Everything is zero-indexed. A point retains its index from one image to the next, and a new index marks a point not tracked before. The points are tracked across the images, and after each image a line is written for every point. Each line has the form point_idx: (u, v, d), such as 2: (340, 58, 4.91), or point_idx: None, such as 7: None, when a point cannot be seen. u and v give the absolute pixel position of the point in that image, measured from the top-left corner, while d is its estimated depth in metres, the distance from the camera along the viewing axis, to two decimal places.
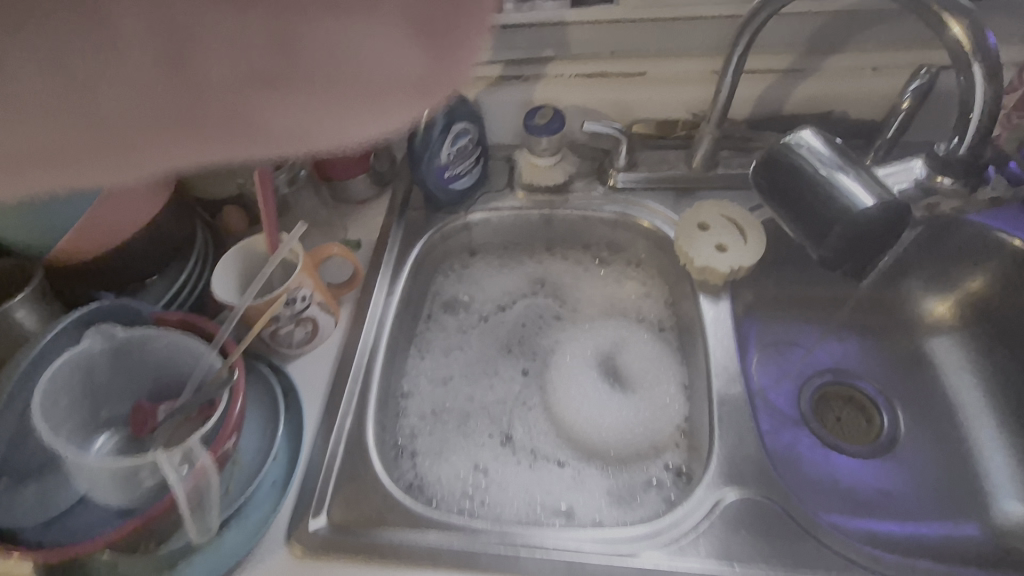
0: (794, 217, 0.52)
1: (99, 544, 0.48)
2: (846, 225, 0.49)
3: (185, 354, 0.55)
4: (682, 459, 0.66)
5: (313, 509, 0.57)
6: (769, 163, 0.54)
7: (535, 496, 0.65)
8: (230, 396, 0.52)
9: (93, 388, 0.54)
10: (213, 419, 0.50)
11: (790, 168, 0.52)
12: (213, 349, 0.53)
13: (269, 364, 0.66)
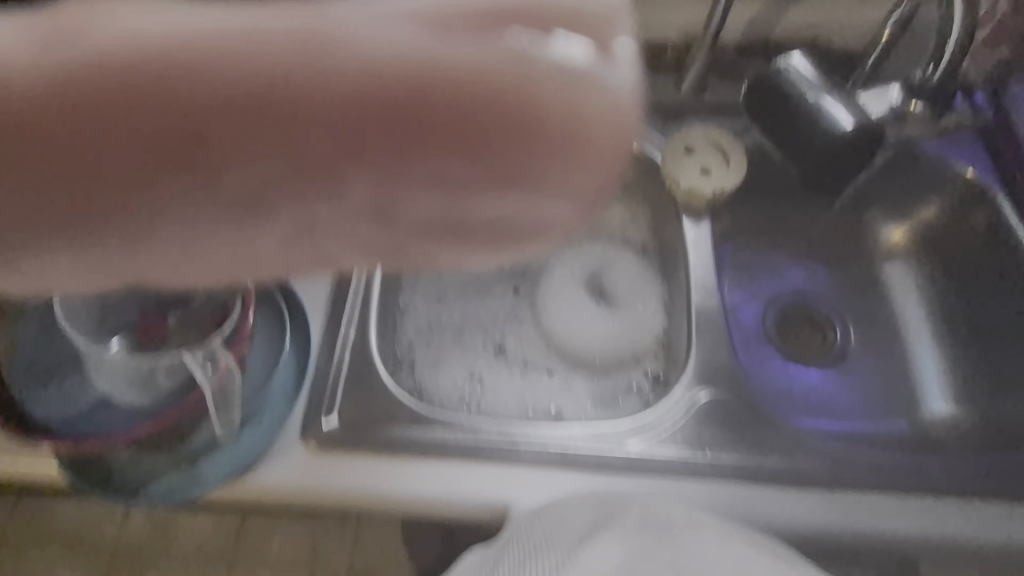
0: (780, 137, 0.57)
1: (129, 439, 0.51)
2: (825, 145, 0.54)
3: None
4: (660, 368, 0.72)
5: (325, 411, 0.61)
6: (761, 86, 0.57)
7: (527, 400, 0.71)
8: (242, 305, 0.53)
9: (103, 295, 0.55)
10: (230, 323, 0.52)
11: (781, 91, 0.56)
12: None
13: (269, 277, 0.67)
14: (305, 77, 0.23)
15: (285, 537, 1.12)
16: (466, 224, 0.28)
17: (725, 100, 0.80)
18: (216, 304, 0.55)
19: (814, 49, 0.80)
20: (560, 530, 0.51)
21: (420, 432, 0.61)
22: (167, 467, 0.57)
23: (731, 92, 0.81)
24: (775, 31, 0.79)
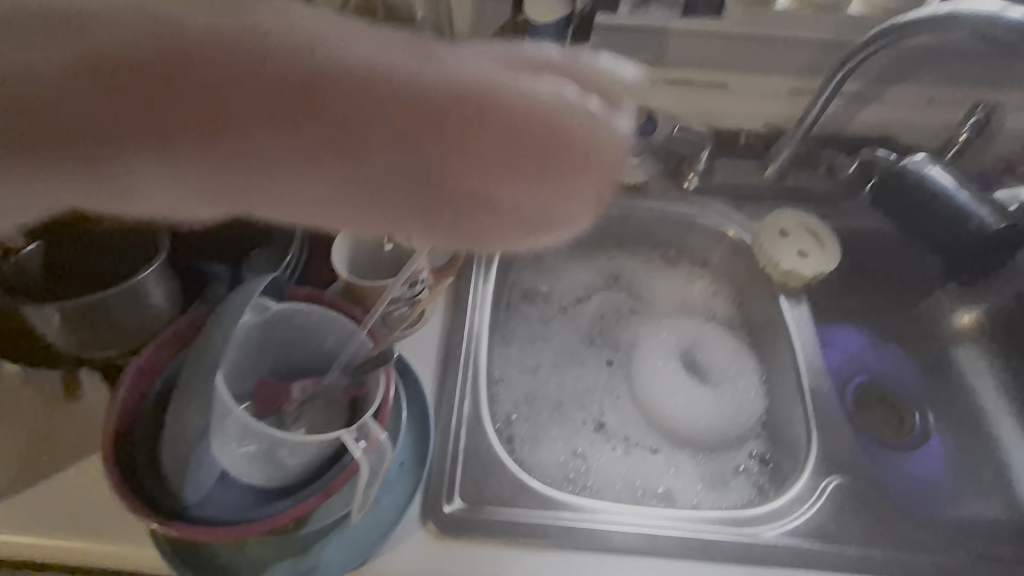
0: (924, 222, 0.74)
1: (266, 524, 0.47)
2: (946, 226, 0.72)
3: (333, 336, 0.55)
4: (765, 448, 0.72)
5: (447, 493, 0.58)
6: (895, 176, 0.77)
7: (635, 480, 0.69)
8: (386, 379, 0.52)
9: (237, 364, 0.53)
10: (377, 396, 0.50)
11: (918, 185, 0.75)
12: (365, 330, 0.54)
13: None
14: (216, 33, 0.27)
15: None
16: (466, 200, 0.30)
17: (807, 187, 0.83)
18: (352, 376, 0.53)
19: (888, 144, 0.84)
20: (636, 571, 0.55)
21: (553, 517, 0.57)
22: (278, 556, 0.52)
23: (812, 179, 0.84)
24: (853, 125, 0.84)
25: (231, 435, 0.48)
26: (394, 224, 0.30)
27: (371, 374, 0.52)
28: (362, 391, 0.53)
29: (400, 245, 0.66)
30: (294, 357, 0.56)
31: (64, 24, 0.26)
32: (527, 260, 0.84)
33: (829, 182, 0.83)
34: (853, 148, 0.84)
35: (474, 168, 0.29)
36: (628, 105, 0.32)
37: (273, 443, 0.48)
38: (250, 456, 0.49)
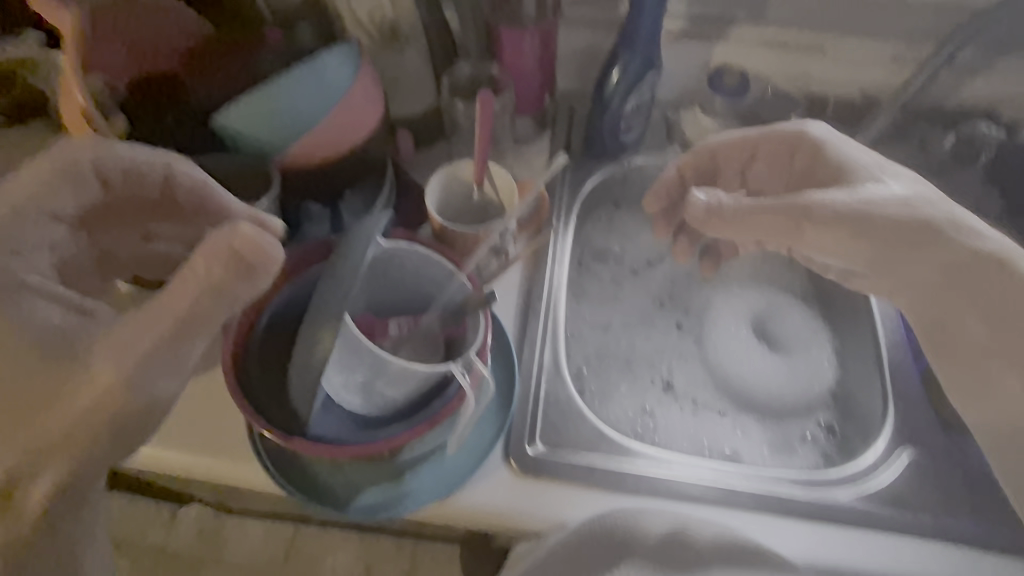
0: None
1: (374, 448, 0.49)
2: None
3: (431, 276, 0.56)
4: (833, 418, 0.72)
5: (529, 437, 0.59)
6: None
7: (702, 439, 0.70)
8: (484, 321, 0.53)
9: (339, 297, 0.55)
10: (479, 333, 0.52)
11: None
12: (464, 272, 0.55)
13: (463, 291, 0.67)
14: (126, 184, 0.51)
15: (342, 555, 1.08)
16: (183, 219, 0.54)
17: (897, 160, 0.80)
18: (450, 316, 0.55)
19: (990, 119, 0.81)
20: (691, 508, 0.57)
21: (632, 465, 0.59)
22: (371, 480, 0.55)
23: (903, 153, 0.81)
24: (955, 98, 0.80)
25: (340, 361, 0.51)
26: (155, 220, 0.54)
27: (466, 316, 0.54)
28: (459, 331, 0.55)
29: (488, 195, 0.67)
30: (389, 296, 0.58)
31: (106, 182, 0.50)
32: (600, 219, 0.83)
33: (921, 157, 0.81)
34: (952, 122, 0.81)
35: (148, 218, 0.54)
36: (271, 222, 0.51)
37: (383, 376, 0.50)
38: (358, 386, 0.51)
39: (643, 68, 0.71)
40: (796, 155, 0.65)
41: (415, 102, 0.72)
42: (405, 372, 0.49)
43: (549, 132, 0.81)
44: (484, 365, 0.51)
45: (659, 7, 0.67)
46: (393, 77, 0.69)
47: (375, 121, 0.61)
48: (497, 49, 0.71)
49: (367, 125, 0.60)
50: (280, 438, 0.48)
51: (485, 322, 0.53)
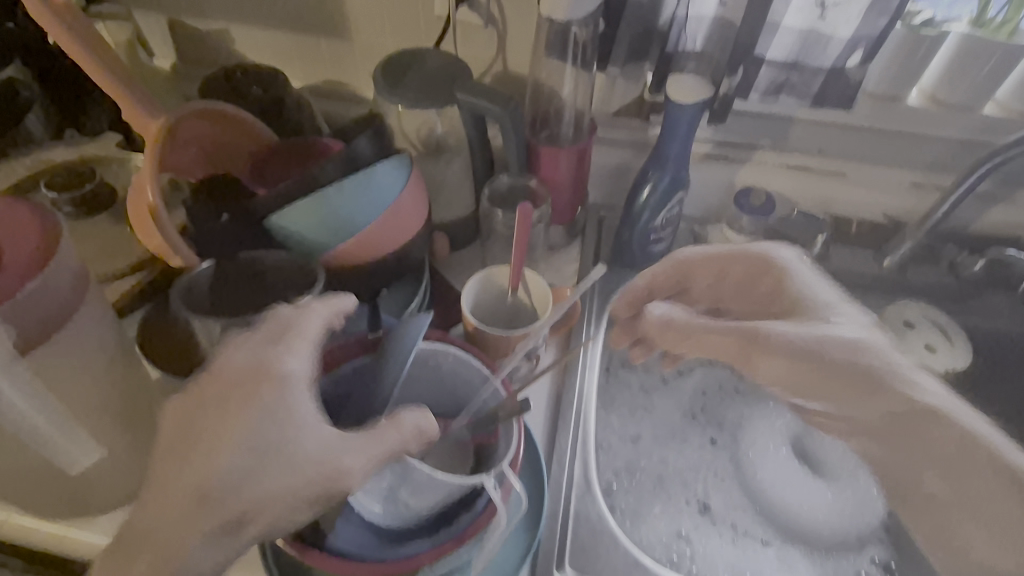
0: None
1: (398, 567, 0.46)
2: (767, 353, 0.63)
3: (463, 379, 0.56)
4: (889, 555, 0.66)
5: (557, 561, 0.55)
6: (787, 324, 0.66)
7: (745, 573, 0.63)
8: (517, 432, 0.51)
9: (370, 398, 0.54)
10: (512, 446, 0.50)
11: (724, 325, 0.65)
12: (497, 377, 0.54)
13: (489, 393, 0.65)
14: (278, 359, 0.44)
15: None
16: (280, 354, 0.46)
17: (926, 283, 0.81)
18: (481, 423, 0.53)
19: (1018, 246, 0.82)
20: None
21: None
22: None
23: (933, 275, 0.82)
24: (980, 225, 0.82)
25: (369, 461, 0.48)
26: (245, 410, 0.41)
27: (497, 426, 0.52)
28: (490, 438, 0.53)
29: (521, 299, 0.67)
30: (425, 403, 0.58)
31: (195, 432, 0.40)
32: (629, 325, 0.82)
33: (951, 279, 0.81)
34: (980, 248, 0.82)
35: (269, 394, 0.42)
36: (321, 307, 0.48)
37: (408, 484, 0.48)
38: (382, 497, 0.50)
39: (673, 187, 0.75)
40: (767, 279, 0.71)
41: (457, 205, 0.76)
42: (434, 482, 0.47)
43: (579, 241, 0.84)
44: (516, 477, 0.49)
45: (691, 135, 0.72)
46: (438, 185, 0.74)
47: (420, 222, 0.64)
48: (536, 164, 0.75)
49: (409, 232, 0.63)
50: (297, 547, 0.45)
51: (518, 431, 0.51)
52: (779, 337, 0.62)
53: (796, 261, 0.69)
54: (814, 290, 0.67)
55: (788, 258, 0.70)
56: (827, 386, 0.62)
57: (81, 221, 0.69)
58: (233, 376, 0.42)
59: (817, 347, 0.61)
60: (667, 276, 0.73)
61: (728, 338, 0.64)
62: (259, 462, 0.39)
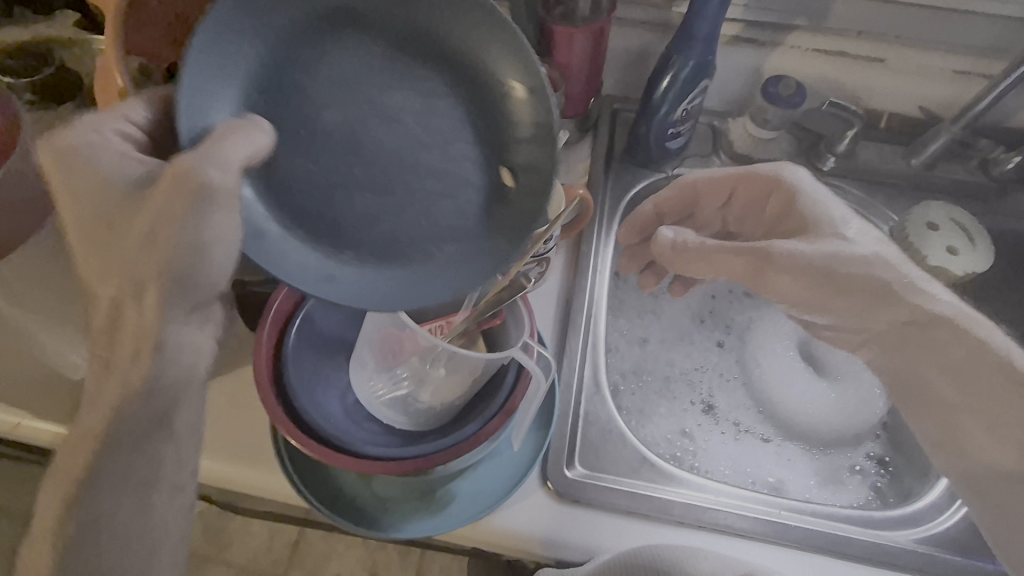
0: None
1: (420, 465, 0.46)
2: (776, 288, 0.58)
3: None
4: (883, 451, 0.68)
5: (566, 459, 0.56)
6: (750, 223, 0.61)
7: (744, 467, 0.65)
8: (525, 311, 0.52)
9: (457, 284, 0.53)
10: (525, 320, 0.52)
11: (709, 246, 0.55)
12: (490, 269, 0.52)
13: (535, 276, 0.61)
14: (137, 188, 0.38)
15: (347, 562, 1.15)
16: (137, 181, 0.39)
17: (954, 182, 0.78)
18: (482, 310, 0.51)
19: None
20: (757, 505, 0.57)
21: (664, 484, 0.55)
22: (402, 494, 0.52)
23: (961, 173, 0.78)
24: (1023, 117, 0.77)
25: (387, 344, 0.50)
26: (131, 250, 0.37)
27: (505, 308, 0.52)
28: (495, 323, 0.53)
29: None
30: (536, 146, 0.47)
31: (111, 284, 0.38)
32: None
33: (980, 177, 0.77)
34: (1018, 143, 0.77)
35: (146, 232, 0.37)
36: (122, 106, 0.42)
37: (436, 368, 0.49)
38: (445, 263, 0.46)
39: (698, 73, 0.68)
40: (770, 199, 0.61)
41: None
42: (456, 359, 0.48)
43: (590, 138, 0.78)
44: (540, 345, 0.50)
45: (722, 11, 0.64)
46: None
47: None
48: (547, 47, 0.68)
49: None
50: (304, 442, 0.45)
51: (525, 309, 0.52)
52: (786, 254, 0.52)
53: (809, 179, 0.59)
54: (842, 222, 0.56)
55: (801, 174, 0.59)
56: (843, 292, 0.54)
57: (52, 115, 0.63)
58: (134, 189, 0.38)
59: (825, 264, 0.53)
60: (676, 196, 0.64)
61: (738, 261, 0.54)
62: (175, 242, 0.36)
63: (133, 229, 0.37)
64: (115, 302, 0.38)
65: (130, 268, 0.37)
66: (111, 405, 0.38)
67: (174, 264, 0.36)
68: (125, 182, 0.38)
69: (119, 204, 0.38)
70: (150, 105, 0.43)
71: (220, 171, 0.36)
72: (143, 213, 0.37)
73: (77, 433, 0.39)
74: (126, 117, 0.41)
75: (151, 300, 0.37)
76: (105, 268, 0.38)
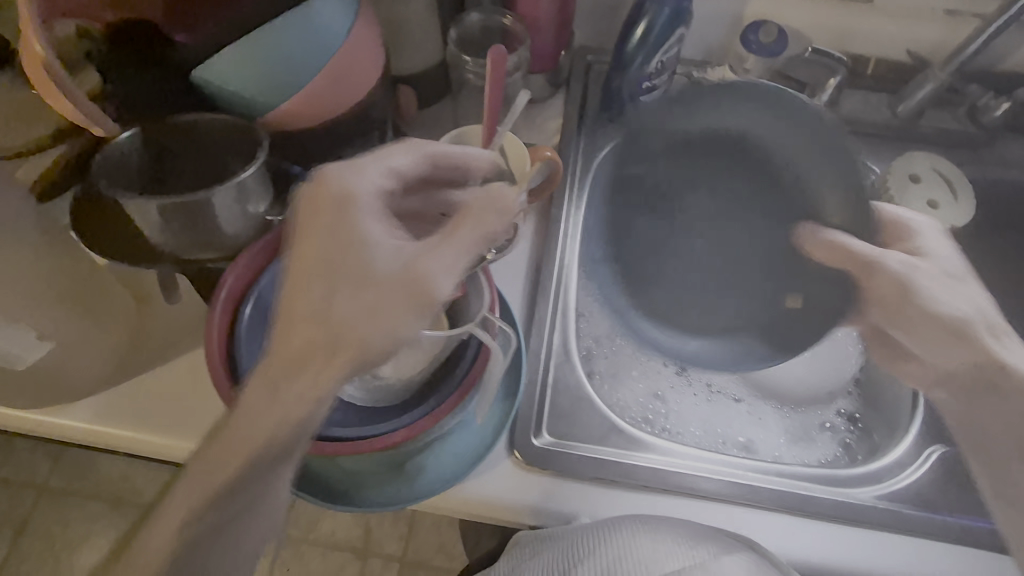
0: None
1: (378, 446, 0.45)
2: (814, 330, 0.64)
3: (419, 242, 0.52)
4: (854, 407, 0.69)
5: (534, 428, 0.56)
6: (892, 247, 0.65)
7: (715, 427, 0.66)
8: (485, 282, 0.50)
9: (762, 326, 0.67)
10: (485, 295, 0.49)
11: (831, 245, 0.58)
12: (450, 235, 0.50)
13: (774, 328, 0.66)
14: (383, 260, 0.39)
15: (338, 521, 1.19)
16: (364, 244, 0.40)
17: (941, 131, 0.75)
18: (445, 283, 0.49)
19: None
20: (724, 469, 0.57)
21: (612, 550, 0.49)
22: (371, 470, 0.52)
23: (946, 121, 0.75)
24: (1015, 60, 0.73)
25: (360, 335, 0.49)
26: (343, 313, 0.38)
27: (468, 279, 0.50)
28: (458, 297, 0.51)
29: None
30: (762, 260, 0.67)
31: (304, 337, 0.38)
32: None
33: (968, 125, 0.74)
34: (1009, 88, 0.74)
35: (359, 300, 0.38)
36: (397, 158, 0.45)
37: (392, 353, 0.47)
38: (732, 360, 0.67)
39: (671, 22, 0.65)
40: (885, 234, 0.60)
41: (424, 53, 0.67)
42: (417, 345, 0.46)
43: (562, 93, 0.76)
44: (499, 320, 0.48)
45: None
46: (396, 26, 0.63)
47: (372, 78, 0.54)
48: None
49: (363, 90, 0.53)
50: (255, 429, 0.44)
51: (486, 280, 0.50)
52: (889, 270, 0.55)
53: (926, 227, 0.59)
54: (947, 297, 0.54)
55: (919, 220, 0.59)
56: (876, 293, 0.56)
57: None
58: (383, 265, 0.39)
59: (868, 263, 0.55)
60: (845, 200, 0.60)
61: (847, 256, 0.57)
62: (381, 323, 0.38)
63: (337, 291, 0.38)
64: (305, 360, 0.38)
65: (322, 331, 0.38)
66: (271, 432, 0.37)
67: (368, 340, 0.38)
68: (348, 240, 0.39)
69: (332, 262, 0.39)
70: (416, 160, 0.46)
71: (447, 252, 0.39)
72: (366, 284, 0.38)
73: (228, 445, 0.38)
74: (389, 166, 0.44)
75: (340, 367, 0.38)
76: (358, 343, 0.38)
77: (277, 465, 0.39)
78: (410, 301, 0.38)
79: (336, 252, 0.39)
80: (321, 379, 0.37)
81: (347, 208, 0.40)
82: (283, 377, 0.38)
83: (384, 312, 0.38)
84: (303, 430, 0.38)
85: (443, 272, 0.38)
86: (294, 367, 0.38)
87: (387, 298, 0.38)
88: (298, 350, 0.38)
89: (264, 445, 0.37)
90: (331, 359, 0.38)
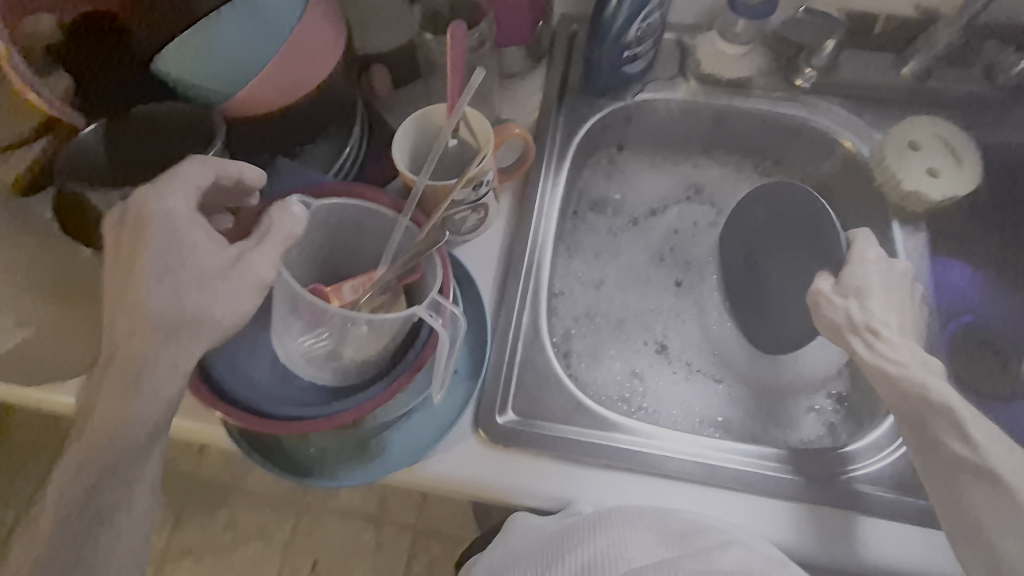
0: None
1: (333, 422, 0.47)
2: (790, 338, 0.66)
3: (378, 223, 0.52)
4: (843, 387, 0.66)
5: (499, 406, 0.57)
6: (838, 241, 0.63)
7: (692, 407, 0.65)
8: (441, 264, 0.50)
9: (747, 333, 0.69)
10: (439, 276, 0.49)
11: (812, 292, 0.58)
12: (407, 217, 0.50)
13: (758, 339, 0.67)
14: (197, 256, 0.42)
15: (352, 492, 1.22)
16: (177, 244, 0.42)
17: (953, 92, 0.69)
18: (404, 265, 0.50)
19: None
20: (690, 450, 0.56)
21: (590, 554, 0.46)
22: (337, 446, 0.54)
23: (961, 81, 0.70)
24: None
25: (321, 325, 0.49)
26: (171, 309, 0.41)
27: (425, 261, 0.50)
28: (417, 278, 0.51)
29: (466, 141, 0.60)
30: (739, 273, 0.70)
31: (131, 334, 0.41)
32: (598, 164, 0.77)
33: (983, 84, 0.69)
34: None
35: (183, 293, 0.42)
36: (197, 166, 0.44)
37: (356, 331, 0.48)
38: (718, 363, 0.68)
39: None
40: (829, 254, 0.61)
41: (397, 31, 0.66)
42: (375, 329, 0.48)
43: (544, 65, 0.73)
44: (452, 304, 0.49)
45: None
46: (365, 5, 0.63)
47: (335, 58, 0.54)
48: None
49: (321, 72, 0.54)
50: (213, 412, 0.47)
51: (442, 261, 0.50)
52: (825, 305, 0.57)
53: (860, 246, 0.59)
54: (891, 311, 0.55)
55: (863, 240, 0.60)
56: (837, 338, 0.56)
57: None
58: (201, 261, 0.42)
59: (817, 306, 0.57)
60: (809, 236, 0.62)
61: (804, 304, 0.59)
62: (207, 314, 0.42)
63: (158, 288, 0.42)
64: (136, 355, 0.41)
65: (147, 326, 0.41)
66: (126, 427, 0.41)
67: (199, 331, 0.42)
68: (163, 243, 0.42)
69: (146, 265, 0.42)
70: (220, 173, 0.45)
71: (262, 246, 0.43)
72: (185, 280, 0.42)
73: (85, 445, 0.42)
74: (195, 182, 0.44)
75: (178, 359, 0.42)
76: (185, 336, 0.42)
77: (137, 454, 0.43)
78: (234, 291, 0.42)
79: (149, 254, 0.42)
80: (167, 374, 0.42)
81: (155, 217, 0.42)
82: (119, 373, 0.42)
83: (210, 303, 0.42)
84: (157, 427, 0.42)
85: (261, 265, 0.43)
86: (131, 366, 0.41)
87: (209, 291, 0.42)
88: (127, 347, 0.42)
89: (128, 431, 0.41)
90: (161, 351, 0.41)
